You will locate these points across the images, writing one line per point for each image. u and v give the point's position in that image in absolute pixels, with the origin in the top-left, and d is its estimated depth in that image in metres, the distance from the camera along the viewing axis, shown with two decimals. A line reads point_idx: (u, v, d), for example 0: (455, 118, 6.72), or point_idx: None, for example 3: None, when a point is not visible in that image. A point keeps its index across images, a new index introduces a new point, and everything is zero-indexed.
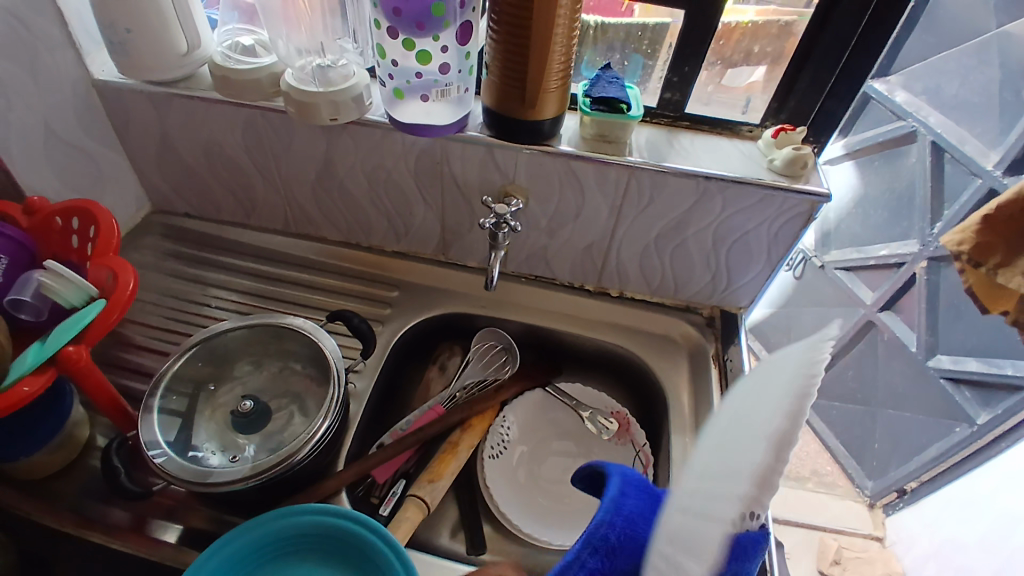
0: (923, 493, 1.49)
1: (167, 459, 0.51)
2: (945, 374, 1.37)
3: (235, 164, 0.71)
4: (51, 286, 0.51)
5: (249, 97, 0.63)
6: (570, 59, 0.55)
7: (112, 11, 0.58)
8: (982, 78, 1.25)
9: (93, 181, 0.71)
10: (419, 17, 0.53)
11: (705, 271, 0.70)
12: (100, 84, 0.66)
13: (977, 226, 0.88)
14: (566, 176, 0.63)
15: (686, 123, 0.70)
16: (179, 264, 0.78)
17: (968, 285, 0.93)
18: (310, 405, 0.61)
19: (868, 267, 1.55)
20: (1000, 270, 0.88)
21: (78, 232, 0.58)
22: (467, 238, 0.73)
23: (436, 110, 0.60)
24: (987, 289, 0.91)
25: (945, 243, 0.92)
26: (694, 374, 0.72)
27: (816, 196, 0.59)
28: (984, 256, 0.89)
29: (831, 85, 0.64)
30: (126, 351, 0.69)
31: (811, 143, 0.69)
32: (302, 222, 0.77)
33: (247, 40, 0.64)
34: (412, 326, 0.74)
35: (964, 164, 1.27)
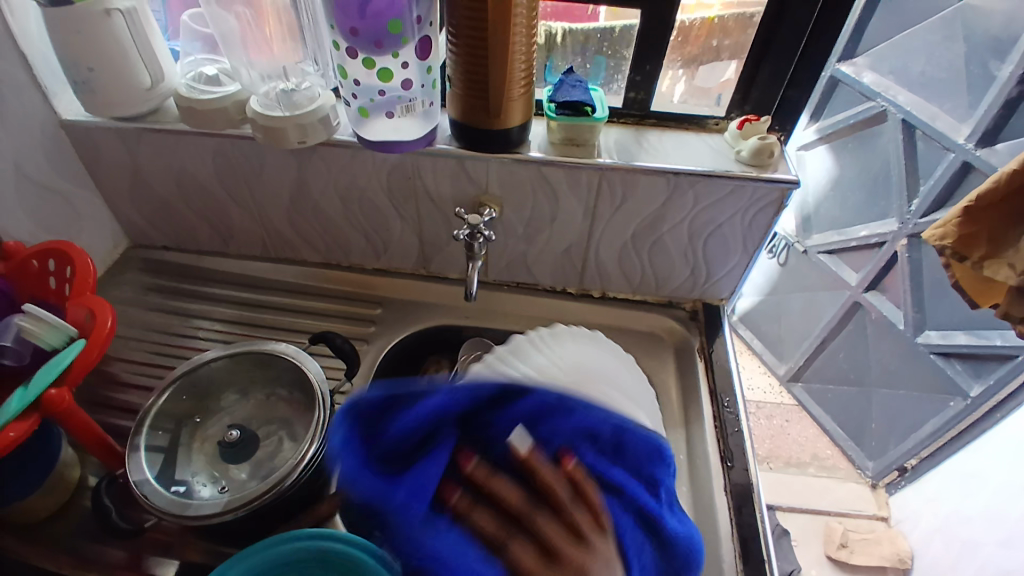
0: (924, 470, 1.49)
1: (156, 495, 0.51)
2: (935, 349, 1.38)
3: (208, 194, 0.71)
4: (31, 330, 0.51)
5: (217, 126, 0.63)
6: (532, 65, 0.56)
7: (73, 50, 0.58)
8: (947, 54, 1.26)
9: (67, 220, 0.70)
10: (378, 35, 0.53)
11: (684, 265, 0.71)
12: (67, 123, 0.66)
13: (959, 220, 0.91)
14: (537, 182, 0.63)
15: (652, 121, 0.70)
16: (160, 297, 0.78)
17: (957, 280, 0.97)
18: (299, 429, 0.61)
19: (851, 249, 1.56)
20: (986, 262, 0.91)
21: (54, 273, 0.57)
22: (445, 250, 0.73)
23: (404, 125, 0.60)
24: (975, 283, 0.96)
25: (927, 238, 0.95)
26: (681, 369, 0.72)
27: (785, 184, 0.60)
28: (968, 250, 0.92)
29: (791, 74, 0.65)
30: (111, 388, 0.69)
31: (777, 133, 0.70)
32: (279, 246, 0.77)
33: (210, 70, 0.64)
34: (397, 343, 0.73)
35: (937, 140, 1.29)
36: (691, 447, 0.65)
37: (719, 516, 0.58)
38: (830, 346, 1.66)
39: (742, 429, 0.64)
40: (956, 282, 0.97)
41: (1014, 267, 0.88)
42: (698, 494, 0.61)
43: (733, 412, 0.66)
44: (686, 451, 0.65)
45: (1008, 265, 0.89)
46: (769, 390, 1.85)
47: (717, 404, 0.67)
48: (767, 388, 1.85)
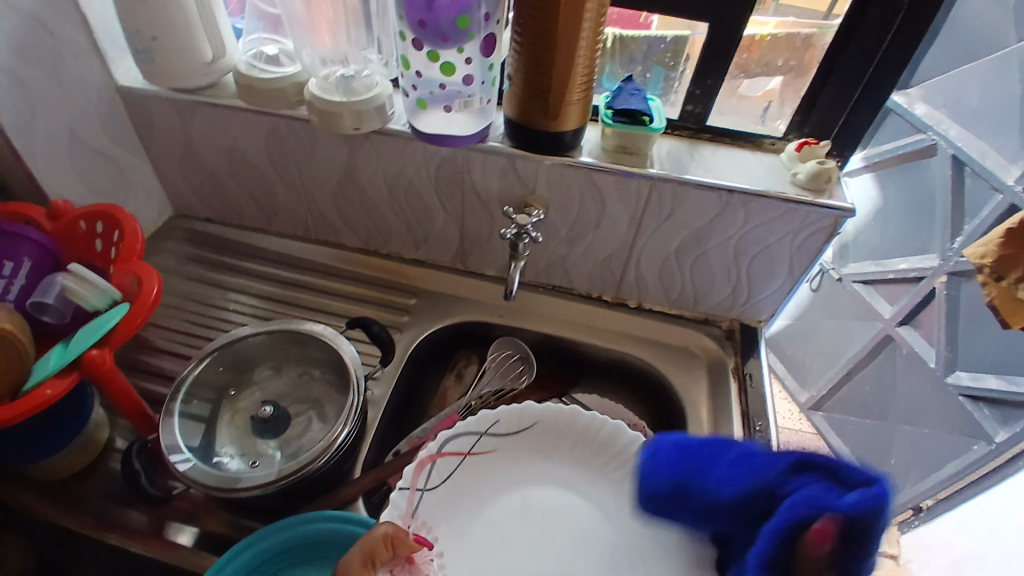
0: (939, 512, 1.46)
1: (188, 463, 0.51)
2: (964, 390, 1.35)
3: (255, 171, 0.72)
4: (76, 290, 0.52)
5: (273, 105, 0.64)
6: (593, 70, 0.55)
7: (139, 20, 0.60)
8: (1004, 92, 1.23)
9: (117, 185, 0.72)
10: (444, 30, 0.53)
11: (726, 283, 0.70)
12: (125, 89, 0.67)
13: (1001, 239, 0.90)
14: (586, 187, 0.63)
15: (707, 135, 0.69)
16: (199, 268, 0.79)
17: (990, 301, 0.92)
18: (329, 411, 0.61)
19: (887, 282, 1.53)
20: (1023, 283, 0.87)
21: (102, 236, 0.58)
22: (485, 247, 0.73)
23: (458, 121, 0.60)
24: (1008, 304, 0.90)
25: (968, 256, 0.93)
26: (713, 388, 0.71)
27: (840, 211, 0.59)
28: (1006, 270, 0.89)
29: (855, 99, 0.63)
30: (147, 354, 0.70)
31: (834, 157, 0.68)
32: (321, 228, 0.78)
33: (272, 49, 0.65)
34: (430, 334, 0.74)
35: (985, 179, 1.26)
36: None
37: None
38: (857, 376, 1.64)
39: None
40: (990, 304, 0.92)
41: None
42: None
43: (764, 436, 0.65)
44: None
45: None
46: (788, 415, 1.83)
47: (747, 427, 0.66)
48: (787, 414, 1.83)
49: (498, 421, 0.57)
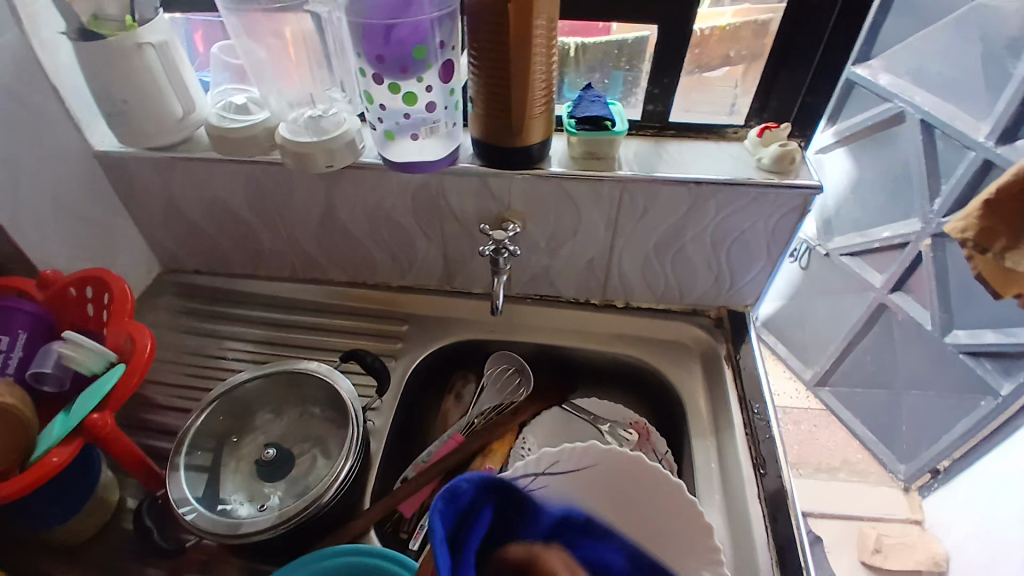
0: (956, 471, 1.47)
1: (197, 515, 0.52)
2: (964, 348, 1.36)
3: (237, 218, 0.73)
4: (71, 356, 0.53)
5: (246, 153, 0.65)
6: (551, 85, 0.57)
7: (107, 84, 0.61)
8: (963, 51, 1.26)
9: (103, 248, 0.73)
10: (403, 62, 0.55)
11: (707, 273, 0.71)
12: (101, 154, 0.69)
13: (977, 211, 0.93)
14: (559, 195, 0.64)
15: (672, 132, 0.71)
16: (192, 320, 0.80)
17: (977, 272, 0.97)
18: (332, 446, 0.62)
19: (873, 250, 1.54)
20: (1007, 253, 0.92)
21: (93, 300, 0.59)
22: (469, 266, 0.74)
23: (427, 146, 0.62)
24: (996, 274, 0.95)
25: (949, 230, 0.97)
26: (709, 377, 0.72)
27: (808, 190, 0.60)
28: (989, 241, 0.93)
29: (809, 82, 0.65)
30: (149, 411, 0.70)
31: (797, 138, 0.70)
32: (307, 266, 0.79)
33: (240, 98, 0.66)
34: (425, 358, 0.74)
35: (956, 140, 1.28)
36: (721, 456, 0.65)
37: (755, 525, 0.58)
38: (857, 349, 1.64)
39: (773, 436, 0.64)
40: (977, 274, 0.97)
41: None
42: (734, 502, 0.60)
43: (764, 419, 0.65)
44: (717, 461, 0.64)
45: None
46: (795, 395, 1.83)
47: (746, 411, 0.67)
48: (793, 393, 1.83)
49: (559, 460, 0.50)
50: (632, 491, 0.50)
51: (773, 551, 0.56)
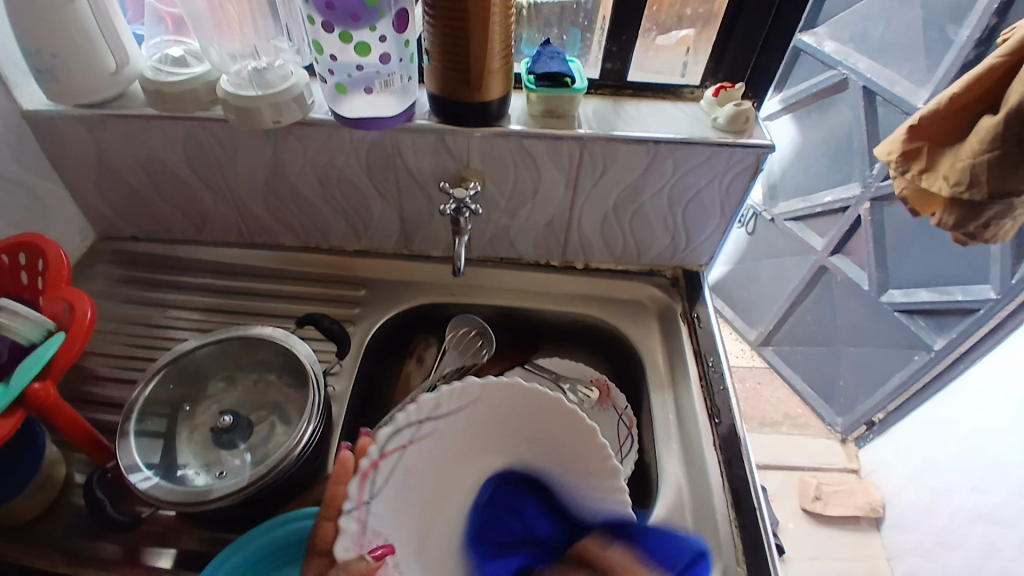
0: (891, 422, 1.56)
1: (151, 485, 0.50)
2: (899, 306, 1.45)
3: (180, 180, 0.69)
4: (8, 326, 0.48)
5: (187, 109, 0.61)
6: (509, 38, 0.56)
7: (30, 33, 0.56)
8: (905, 18, 1.30)
9: (33, 213, 0.67)
10: (353, 10, 0.52)
11: (664, 232, 0.72)
12: (31, 115, 0.63)
13: (904, 138, 0.95)
14: (518, 154, 0.63)
15: (629, 91, 0.71)
16: (133, 289, 0.76)
17: (901, 193, 1.01)
18: (292, 414, 0.60)
19: (815, 214, 1.61)
20: (924, 175, 0.95)
21: (26, 267, 0.55)
22: (428, 228, 0.73)
23: (381, 101, 0.60)
24: (918, 194, 1.00)
25: (877, 155, 1.00)
26: (665, 335, 0.74)
27: (761, 148, 0.62)
28: (910, 164, 0.96)
29: (763, 39, 0.66)
30: (91, 384, 0.67)
31: (749, 99, 0.71)
32: (256, 231, 0.75)
33: (176, 51, 0.62)
34: (384, 323, 0.73)
35: (897, 105, 1.34)
36: (678, 407, 0.67)
37: (710, 470, 0.60)
38: (799, 309, 1.73)
39: (727, 387, 0.66)
40: (903, 195, 1.01)
41: (947, 179, 0.91)
42: (690, 450, 0.63)
43: (717, 371, 0.68)
44: (674, 412, 0.67)
45: (943, 177, 0.92)
46: (741, 354, 1.92)
47: (701, 364, 0.69)
48: (739, 353, 1.92)
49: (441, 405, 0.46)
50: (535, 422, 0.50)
51: (728, 493, 0.59)
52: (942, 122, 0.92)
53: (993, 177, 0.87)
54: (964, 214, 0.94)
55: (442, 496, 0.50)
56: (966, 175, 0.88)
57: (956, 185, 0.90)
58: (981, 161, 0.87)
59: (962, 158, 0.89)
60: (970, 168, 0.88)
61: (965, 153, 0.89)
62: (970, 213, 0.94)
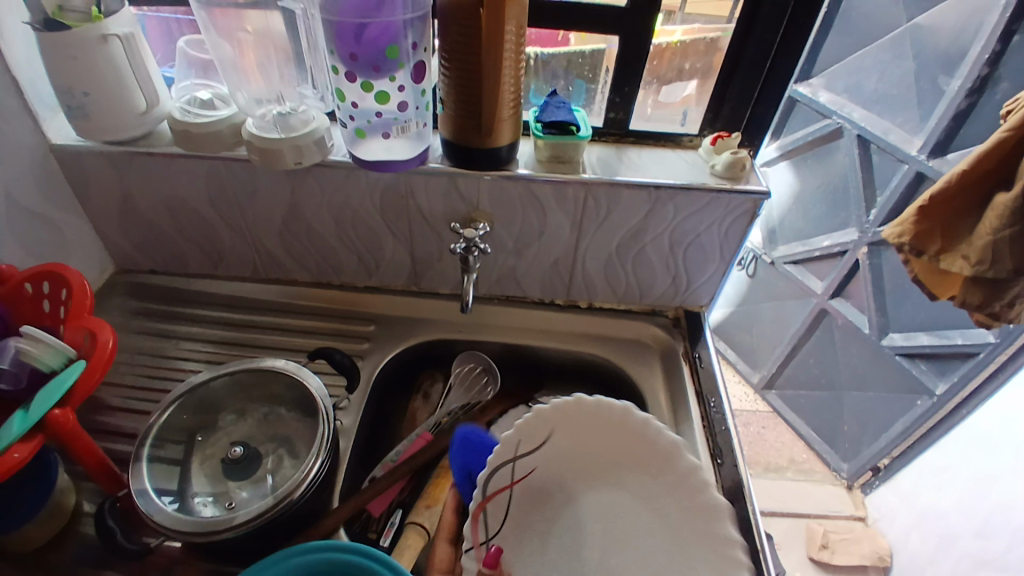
0: (897, 468, 1.55)
1: (160, 513, 0.51)
2: (900, 350, 1.45)
3: (200, 216, 0.72)
4: (30, 351, 0.50)
5: (212, 149, 0.65)
6: (519, 89, 0.59)
7: (69, 76, 0.59)
8: (897, 71, 1.36)
9: (55, 245, 0.70)
10: (375, 61, 0.56)
11: (666, 274, 0.74)
12: (59, 149, 0.67)
13: (915, 217, 1.01)
14: (526, 198, 0.66)
15: (631, 139, 0.74)
16: (148, 321, 0.77)
17: (916, 274, 1.07)
18: (299, 447, 0.61)
19: (814, 259, 1.64)
20: (941, 255, 1.01)
21: (48, 296, 0.57)
22: (437, 266, 0.75)
23: (397, 146, 0.63)
24: (934, 278, 1.06)
25: (887, 236, 1.05)
26: (667, 374, 0.75)
27: (757, 195, 0.65)
28: (925, 245, 1.02)
29: (758, 93, 0.70)
30: (101, 413, 0.68)
31: (746, 147, 0.74)
32: (271, 267, 0.78)
33: (205, 94, 0.66)
34: (391, 358, 0.75)
35: (891, 153, 1.38)
36: None
37: None
38: (801, 352, 1.74)
39: (729, 427, 0.67)
40: (917, 276, 1.08)
41: (967, 259, 0.97)
42: None
43: (719, 412, 0.68)
44: None
45: (962, 258, 0.98)
46: (744, 398, 1.92)
47: (703, 404, 0.70)
48: (743, 396, 1.92)
49: (521, 440, 0.53)
50: (588, 429, 0.54)
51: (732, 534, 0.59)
52: (950, 202, 0.98)
53: (1011, 255, 0.94)
54: (986, 291, 0.99)
55: (573, 550, 0.53)
56: (986, 253, 0.94)
57: (977, 265, 0.96)
58: (1000, 239, 0.93)
59: (979, 239, 0.95)
60: (989, 247, 0.94)
61: (980, 232, 0.95)
62: (990, 293, 0.99)
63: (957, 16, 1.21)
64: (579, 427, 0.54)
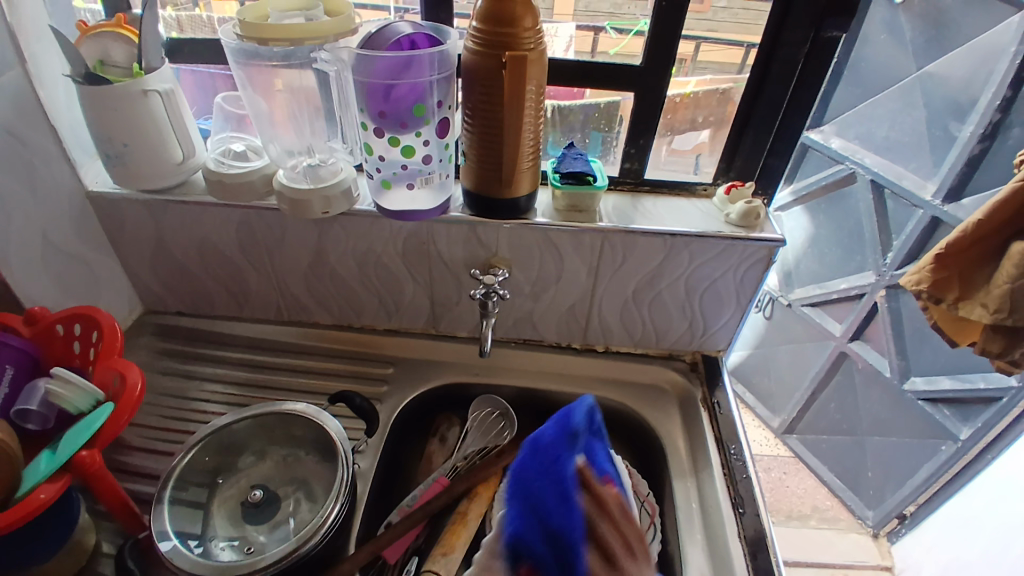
0: (923, 516, 1.50)
1: (180, 557, 0.51)
2: (921, 395, 1.43)
3: (227, 260, 0.75)
4: (59, 392, 0.52)
5: (243, 198, 0.68)
6: (538, 143, 0.62)
7: (111, 128, 0.63)
8: (909, 118, 1.38)
9: (87, 286, 0.72)
10: (403, 117, 0.59)
11: (682, 319, 0.75)
12: (95, 195, 0.70)
13: (931, 265, 1.00)
14: (544, 245, 0.68)
15: (647, 188, 0.76)
16: (172, 361, 0.79)
17: (934, 323, 1.05)
18: (317, 490, 0.61)
19: (832, 301, 1.63)
20: (959, 303, 1.00)
21: (80, 337, 0.59)
22: (455, 310, 0.77)
23: (421, 196, 0.65)
24: (952, 324, 1.04)
25: (905, 283, 1.04)
26: (685, 421, 0.75)
27: (772, 243, 0.66)
28: (943, 292, 1.01)
29: (770, 145, 0.72)
30: (124, 453, 0.69)
31: (760, 196, 0.76)
32: (294, 309, 0.80)
33: (238, 147, 0.69)
34: (410, 401, 0.75)
35: (905, 198, 1.39)
36: (701, 496, 0.67)
37: (735, 563, 0.59)
38: (821, 395, 1.71)
39: (750, 475, 0.66)
40: (935, 325, 1.06)
41: (986, 306, 0.96)
42: (713, 543, 0.62)
43: (740, 459, 0.68)
44: (697, 500, 0.66)
45: (980, 305, 0.97)
46: (764, 442, 1.88)
47: (723, 451, 0.69)
48: (762, 440, 1.88)
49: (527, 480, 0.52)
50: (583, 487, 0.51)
51: None
52: (965, 250, 0.98)
53: None
54: (1007, 339, 0.98)
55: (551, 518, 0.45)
56: (1004, 301, 0.94)
57: (996, 313, 0.94)
58: (1017, 288, 0.93)
59: (998, 287, 0.94)
60: (1007, 296, 0.93)
61: (997, 282, 0.94)
62: (1011, 341, 0.98)
63: (969, 63, 1.24)
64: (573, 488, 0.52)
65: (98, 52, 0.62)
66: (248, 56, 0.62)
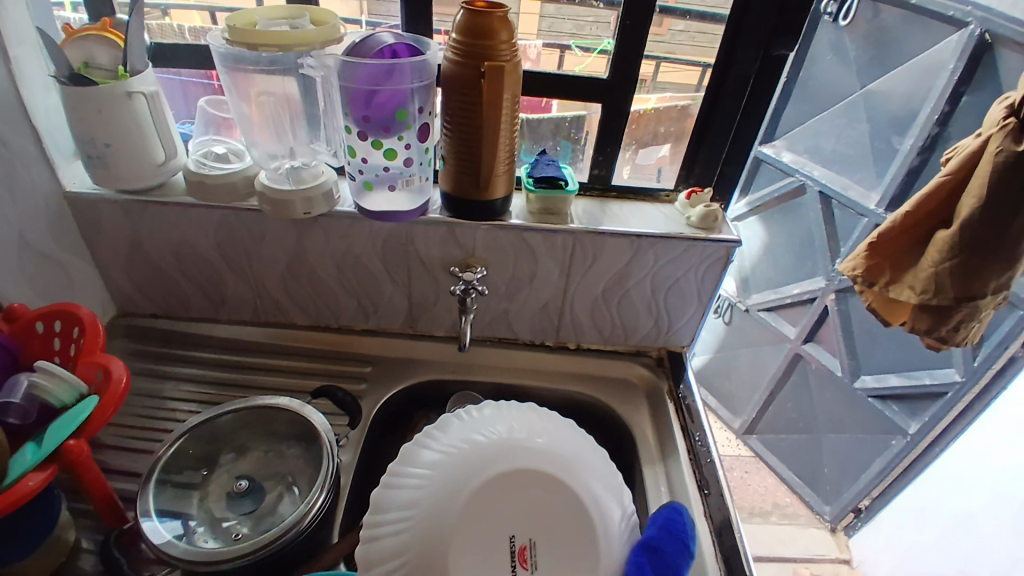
0: (877, 508, 1.59)
1: (169, 545, 0.53)
2: (871, 393, 1.52)
3: (205, 261, 0.76)
4: (43, 385, 0.53)
5: (224, 199, 0.69)
6: (514, 148, 0.66)
7: (93, 128, 0.64)
8: (853, 133, 1.48)
9: (62, 287, 0.72)
10: (386, 122, 0.62)
11: (649, 316, 0.79)
12: (72, 196, 0.71)
13: (865, 253, 1.10)
14: (519, 245, 0.72)
15: (614, 193, 0.81)
16: (147, 363, 0.80)
17: (870, 304, 1.15)
18: (300, 483, 0.62)
19: (786, 306, 1.72)
20: (890, 286, 1.10)
21: (60, 334, 0.59)
22: (433, 309, 0.80)
23: (398, 198, 0.68)
24: (885, 305, 1.14)
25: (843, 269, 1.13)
26: (653, 412, 0.79)
27: (729, 243, 0.71)
28: (876, 277, 1.11)
29: (726, 153, 0.77)
30: (100, 453, 0.68)
31: (718, 201, 0.81)
32: (271, 311, 0.81)
33: (219, 149, 0.71)
34: (390, 397, 0.78)
35: (851, 208, 1.49)
36: (670, 480, 0.71)
37: (702, 539, 0.63)
38: (778, 397, 1.80)
39: (713, 458, 0.70)
40: (871, 306, 1.15)
41: (914, 289, 1.05)
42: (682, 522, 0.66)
43: (705, 445, 0.72)
44: (666, 485, 0.70)
45: (909, 287, 1.06)
46: (727, 443, 1.96)
47: (688, 439, 0.73)
48: (726, 442, 1.96)
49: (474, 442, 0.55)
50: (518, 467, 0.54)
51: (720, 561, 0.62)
52: (898, 239, 1.07)
53: (954, 285, 1.00)
54: (932, 318, 1.07)
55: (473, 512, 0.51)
56: (930, 284, 1.02)
57: (922, 294, 1.04)
58: (942, 269, 1.01)
59: (922, 271, 1.04)
60: (932, 279, 1.02)
61: (924, 266, 1.03)
62: (937, 320, 1.06)
63: (908, 82, 1.34)
64: (508, 482, 0.52)
65: (82, 55, 0.64)
66: (234, 60, 0.64)
